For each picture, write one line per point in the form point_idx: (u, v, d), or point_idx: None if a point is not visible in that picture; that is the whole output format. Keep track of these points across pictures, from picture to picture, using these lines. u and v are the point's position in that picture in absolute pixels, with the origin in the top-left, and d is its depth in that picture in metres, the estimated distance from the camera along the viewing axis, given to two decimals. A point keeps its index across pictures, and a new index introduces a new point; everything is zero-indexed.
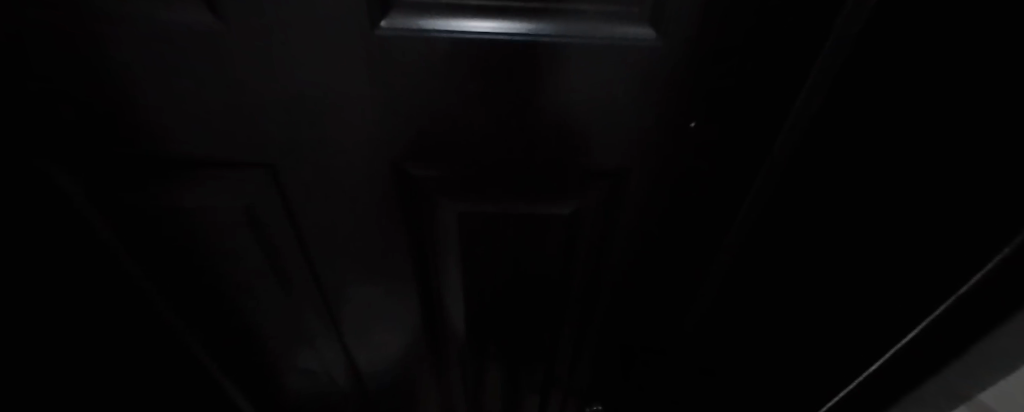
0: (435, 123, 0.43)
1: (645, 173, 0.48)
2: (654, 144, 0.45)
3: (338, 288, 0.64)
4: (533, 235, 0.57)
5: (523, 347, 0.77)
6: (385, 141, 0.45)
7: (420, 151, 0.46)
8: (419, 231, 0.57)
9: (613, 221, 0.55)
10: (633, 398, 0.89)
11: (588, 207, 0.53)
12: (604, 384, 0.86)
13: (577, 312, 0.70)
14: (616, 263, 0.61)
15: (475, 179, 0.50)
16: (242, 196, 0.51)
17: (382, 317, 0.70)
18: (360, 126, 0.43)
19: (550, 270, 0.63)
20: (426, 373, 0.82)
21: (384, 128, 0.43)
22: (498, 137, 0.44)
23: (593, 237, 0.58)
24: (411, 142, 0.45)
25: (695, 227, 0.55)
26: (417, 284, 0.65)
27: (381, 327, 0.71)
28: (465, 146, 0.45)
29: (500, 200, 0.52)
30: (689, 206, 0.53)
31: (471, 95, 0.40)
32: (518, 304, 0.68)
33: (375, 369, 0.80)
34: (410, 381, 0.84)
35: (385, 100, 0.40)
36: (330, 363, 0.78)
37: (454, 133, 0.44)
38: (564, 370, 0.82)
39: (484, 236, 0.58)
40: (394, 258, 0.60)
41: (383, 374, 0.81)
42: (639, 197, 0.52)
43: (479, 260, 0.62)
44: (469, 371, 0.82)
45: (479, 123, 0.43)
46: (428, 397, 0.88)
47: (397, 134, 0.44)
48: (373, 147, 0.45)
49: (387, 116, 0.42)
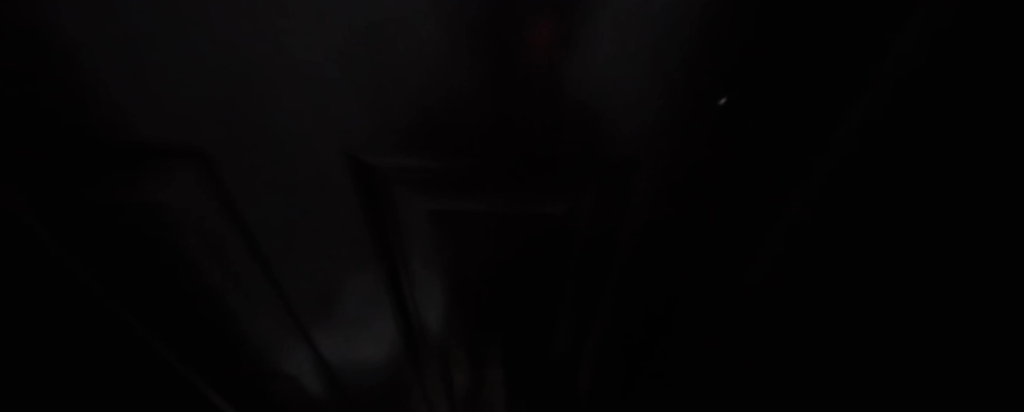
0: (422, 118, 0.34)
1: (651, 163, 0.40)
2: (665, 127, 0.36)
3: (304, 296, 0.57)
4: (518, 233, 0.50)
5: (517, 348, 0.71)
6: (361, 140, 0.36)
7: (395, 148, 0.37)
8: (385, 232, 0.49)
9: (619, 215, 0.47)
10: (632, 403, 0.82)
11: (591, 201, 0.45)
12: (599, 386, 0.80)
13: (572, 313, 0.63)
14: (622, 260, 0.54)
15: (451, 176, 0.41)
16: (174, 194, 0.40)
17: (355, 320, 0.63)
18: (332, 128, 0.34)
19: (549, 268, 0.56)
20: (410, 373, 0.77)
21: (362, 126, 0.34)
22: (495, 133, 0.35)
23: (597, 233, 0.50)
24: (394, 141, 0.36)
25: (717, 227, 0.47)
26: (388, 287, 0.58)
27: (358, 330, 0.65)
28: (458, 144, 0.36)
29: (481, 199, 0.45)
30: (714, 202, 0.44)
31: (466, 82, 0.31)
32: (513, 303, 0.62)
33: (355, 370, 0.74)
34: (392, 380, 0.78)
35: (383, 94, 0.31)
36: (306, 367, 0.74)
37: (443, 128, 0.35)
38: (558, 368, 0.76)
39: (459, 234, 0.51)
40: (364, 263, 0.53)
41: (365, 376, 0.76)
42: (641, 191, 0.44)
43: (458, 259, 0.55)
44: (454, 371, 0.77)
45: (474, 116, 0.34)
46: (417, 393, 0.84)
47: (378, 131, 0.35)
48: (346, 148, 0.37)
49: (363, 113, 0.33)
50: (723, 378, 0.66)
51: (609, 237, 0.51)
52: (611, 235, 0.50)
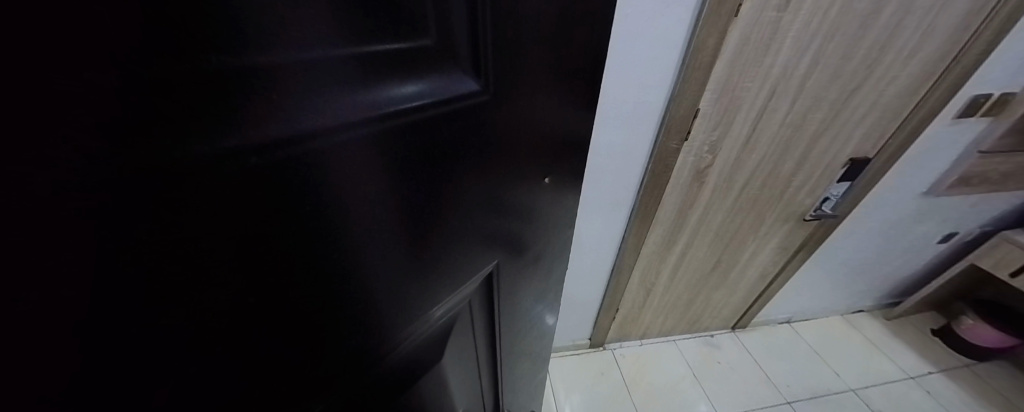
0: (305, 296, 0.19)
1: (548, 269, 0.45)
2: (528, 280, 0.41)
3: (483, 400, 0.46)
4: (503, 361, 0.45)
5: (523, 404, 0.61)
6: (212, 292, 0.15)
7: (295, 308, 0.18)
8: None
9: (501, 344, 0.43)
10: (661, 323, 1.11)
11: (463, 364, 0.38)
12: (620, 321, 1.05)
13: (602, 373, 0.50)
14: (514, 357, 0.49)
15: (463, 376, 0.39)
16: None
17: None
18: (172, 216, 0.12)
19: (515, 355, 0.48)
20: None
21: (186, 286, 0.14)
22: (418, 287, 0.25)
23: (486, 362, 0.42)
24: (222, 335, 0.16)
25: (562, 282, 0.51)
26: (491, 386, 0.46)
27: None
28: (396, 334, 0.26)
29: (483, 360, 0.41)
30: (545, 274, 0.45)
31: (312, 138, 0.15)
32: (513, 388, 0.53)
33: None
34: None
35: (379, 380, 0.27)
36: (523, 398, 0.60)
37: (383, 296, 0.23)
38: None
39: (496, 368, 0.45)
40: (472, 399, 0.43)
41: None
42: (536, 279, 0.43)
43: (499, 378, 0.47)
44: None
45: (408, 250, 0.23)
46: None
47: (212, 309, 0.15)
48: (111, 263, 0.12)
49: (183, 228, 0.13)
50: (694, 287, 0.99)
51: (499, 361, 0.45)
52: (493, 356, 0.42)
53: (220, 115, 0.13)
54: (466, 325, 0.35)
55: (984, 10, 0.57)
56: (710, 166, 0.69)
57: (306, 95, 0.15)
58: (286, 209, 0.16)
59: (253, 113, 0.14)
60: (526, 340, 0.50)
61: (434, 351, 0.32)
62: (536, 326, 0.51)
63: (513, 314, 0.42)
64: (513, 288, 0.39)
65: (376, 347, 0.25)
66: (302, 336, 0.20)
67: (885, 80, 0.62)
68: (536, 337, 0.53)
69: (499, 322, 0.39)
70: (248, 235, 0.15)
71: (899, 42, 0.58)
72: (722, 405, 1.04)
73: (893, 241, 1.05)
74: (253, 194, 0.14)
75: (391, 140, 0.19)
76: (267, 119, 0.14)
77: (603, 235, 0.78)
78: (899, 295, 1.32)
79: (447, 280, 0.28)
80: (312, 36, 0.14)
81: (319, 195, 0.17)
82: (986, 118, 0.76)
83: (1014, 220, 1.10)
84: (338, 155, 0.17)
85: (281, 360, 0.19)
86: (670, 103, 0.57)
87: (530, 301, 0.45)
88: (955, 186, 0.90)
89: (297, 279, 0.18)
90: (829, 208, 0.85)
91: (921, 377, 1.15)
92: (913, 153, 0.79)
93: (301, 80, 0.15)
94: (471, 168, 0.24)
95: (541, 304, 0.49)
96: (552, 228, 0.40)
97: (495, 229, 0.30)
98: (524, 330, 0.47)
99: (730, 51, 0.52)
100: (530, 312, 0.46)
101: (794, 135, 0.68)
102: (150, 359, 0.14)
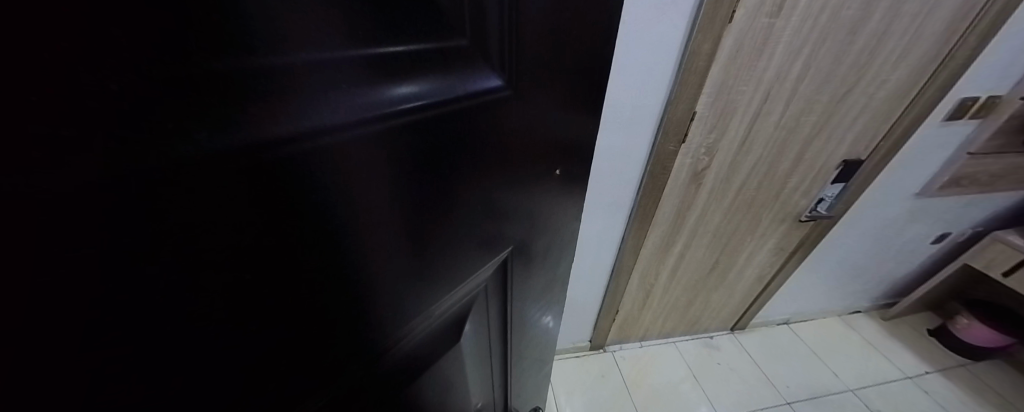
0: (312, 287, 0.19)
1: (553, 265, 0.45)
2: (537, 273, 0.42)
3: (491, 396, 0.46)
4: (511, 354, 0.46)
5: (526, 403, 0.61)
6: (226, 280, 0.15)
7: (303, 298, 0.19)
8: None
9: (511, 335, 0.43)
10: (661, 325, 1.12)
11: (477, 355, 0.39)
12: (620, 323, 1.05)
13: None
14: (518, 356, 0.49)
15: (476, 368, 0.40)
16: None
17: None
18: (185, 204, 0.13)
19: (524, 347, 0.49)
20: None
21: (189, 280, 0.14)
22: (426, 281, 0.26)
23: (492, 357, 0.42)
24: (236, 324, 0.16)
25: (565, 280, 0.52)
26: (502, 377, 0.47)
27: None
28: (401, 329, 0.26)
29: (493, 353, 0.42)
30: (550, 272, 0.45)
31: (318, 135, 0.16)
32: (518, 384, 0.54)
33: None
34: None
35: (391, 369, 0.27)
36: (526, 397, 0.60)
37: (389, 291, 0.24)
38: None
39: (505, 361, 0.45)
40: (483, 391, 0.43)
41: None
42: (540, 277, 0.43)
43: (507, 373, 0.48)
44: None
45: (414, 246, 0.24)
46: None
47: (222, 298, 0.15)
48: (131, 247, 0.12)
49: (190, 222, 0.13)
50: (693, 289, 1.00)
51: (505, 357, 0.45)
52: (504, 348, 0.43)
53: (232, 112, 0.13)
54: (480, 313, 0.35)
55: (967, 16, 0.58)
56: (708, 167, 0.70)
57: (317, 92, 0.15)
58: (296, 201, 0.16)
59: (263, 111, 0.14)
60: (535, 333, 0.50)
61: (449, 338, 0.33)
62: (544, 320, 0.52)
63: (521, 307, 0.42)
64: (523, 279, 0.40)
65: (381, 340, 0.25)
66: (309, 328, 0.20)
67: (875, 83, 0.64)
68: (544, 331, 0.54)
69: (509, 313, 0.40)
70: (257, 224, 0.15)
71: (888, 47, 0.59)
72: (722, 406, 1.04)
73: (890, 240, 1.06)
74: (260, 188, 0.15)
75: (398, 137, 0.19)
76: (278, 118, 0.14)
77: (604, 236, 0.79)
78: (896, 296, 1.33)
79: (461, 269, 0.29)
80: (320, 40, 0.15)
81: (328, 190, 0.17)
82: (975, 120, 0.78)
83: (1005, 219, 1.12)
84: (345, 151, 0.17)
85: (289, 349, 0.20)
86: (667, 106, 0.58)
87: (539, 294, 0.45)
88: (947, 187, 0.91)
89: (306, 270, 0.18)
90: (824, 209, 0.86)
91: (918, 376, 1.16)
92: (905, 155, 0.81)
93: (312, 82, 0.15)
94: (479, 163, 0.25)
95: (550, 297, 0.50)
96: (560, 223, 0.41)
97: (509, 219, 0.31)
98: (533, 323, 0.48)
99: (725, 56, 0.54)
100: (539, 304, 0.47)
101: (789, 138, 0.69)
102: (166, 344, 0.14)
